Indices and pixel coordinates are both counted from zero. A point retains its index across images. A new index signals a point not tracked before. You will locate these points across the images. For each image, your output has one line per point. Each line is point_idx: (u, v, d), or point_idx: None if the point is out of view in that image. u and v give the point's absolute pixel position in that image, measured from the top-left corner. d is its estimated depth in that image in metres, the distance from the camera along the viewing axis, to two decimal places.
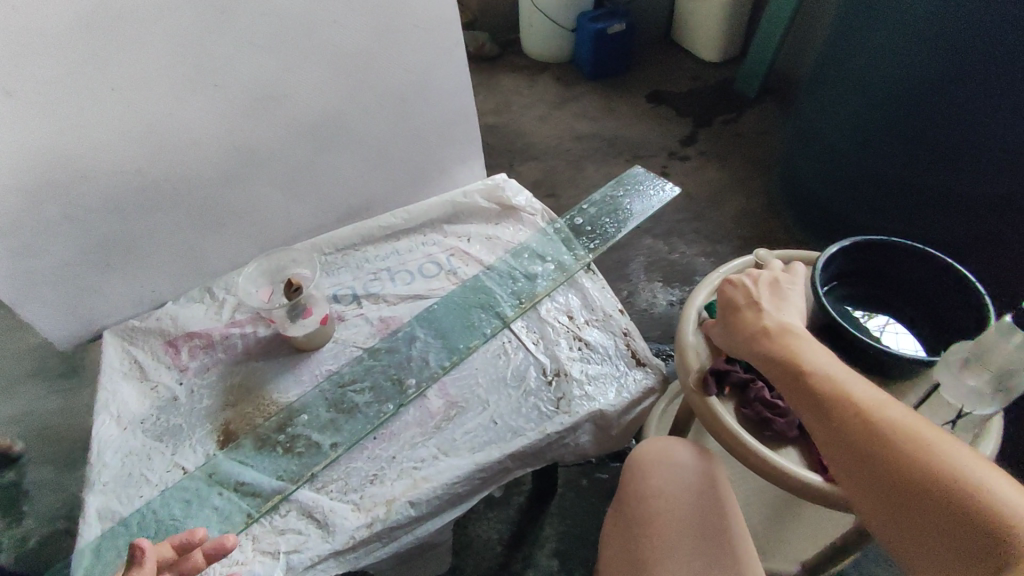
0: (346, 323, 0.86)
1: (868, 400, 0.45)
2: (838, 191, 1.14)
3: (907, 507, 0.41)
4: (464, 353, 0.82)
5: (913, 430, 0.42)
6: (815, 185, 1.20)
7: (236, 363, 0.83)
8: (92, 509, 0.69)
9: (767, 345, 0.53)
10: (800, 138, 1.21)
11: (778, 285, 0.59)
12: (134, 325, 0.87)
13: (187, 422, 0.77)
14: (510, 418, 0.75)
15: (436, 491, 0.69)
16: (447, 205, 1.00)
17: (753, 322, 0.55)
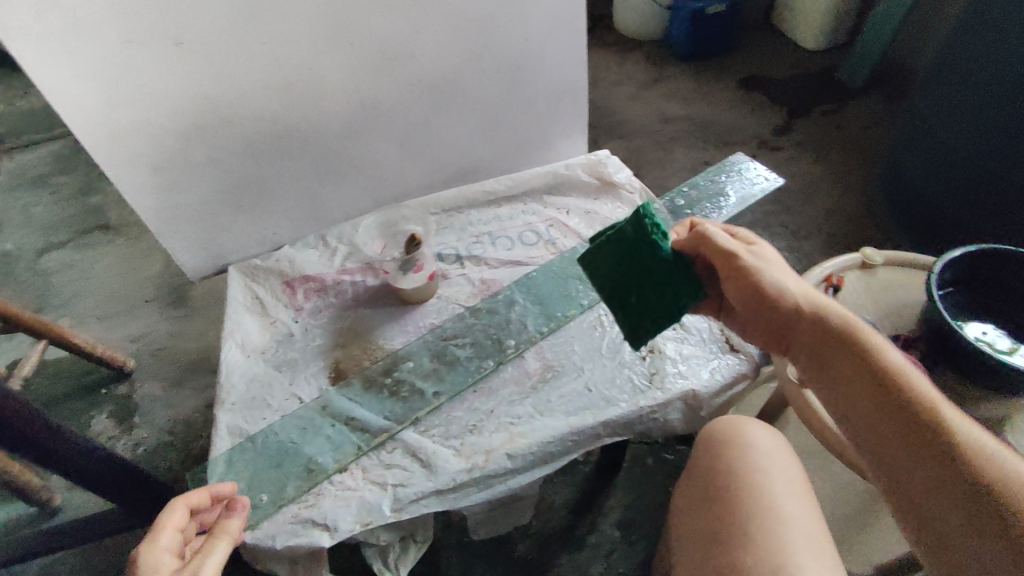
0: (450, 281, 0.90)
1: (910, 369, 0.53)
2: (944, 194, 1.10)
3: (965, 470, 0.46)
4: (562, 321, 0.85)
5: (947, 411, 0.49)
6: (920, 187, 1.15)
7: (345, 309, 0.89)
8: (223, 423, 0.76)
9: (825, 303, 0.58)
10: (908, 135, 1.16)
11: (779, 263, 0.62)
12: (255, 264, 0.93)
13: (303, 357, 0.84)
14: (604, 387, 0.79)
15: (532, 447, 0.73)
16: (549, 175, 1.01)
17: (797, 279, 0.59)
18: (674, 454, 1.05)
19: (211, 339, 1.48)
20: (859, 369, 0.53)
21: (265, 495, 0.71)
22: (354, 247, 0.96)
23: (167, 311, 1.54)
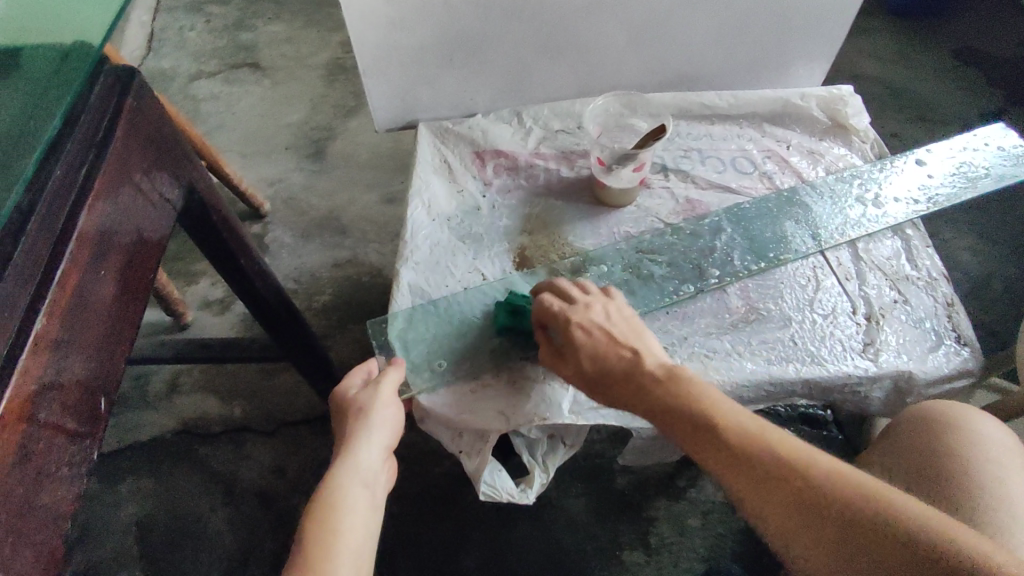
0: (652, 192, 0.83)
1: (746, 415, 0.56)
2: None
3: (853, 517, 0.47)
4: (771, 263, 0.76)
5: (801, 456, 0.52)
6: None
7: (536, 194, 0.84)
8: (405, 280, 0.74)
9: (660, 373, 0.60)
10: None
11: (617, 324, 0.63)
12: (447, 126, 0.88)
13: (488, 234, 0.80)
14: (810, 343, 0.69)
15: (725, 385, 0.66)
16: (778, 102, 0.90)
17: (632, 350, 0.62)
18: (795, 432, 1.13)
19: (341, 200, 1.47)
20: (714, 444, 0.54)
21: (439, 359, 0.68)
22: (549, 132, 0.89)
23: (304, 163, 1.53)
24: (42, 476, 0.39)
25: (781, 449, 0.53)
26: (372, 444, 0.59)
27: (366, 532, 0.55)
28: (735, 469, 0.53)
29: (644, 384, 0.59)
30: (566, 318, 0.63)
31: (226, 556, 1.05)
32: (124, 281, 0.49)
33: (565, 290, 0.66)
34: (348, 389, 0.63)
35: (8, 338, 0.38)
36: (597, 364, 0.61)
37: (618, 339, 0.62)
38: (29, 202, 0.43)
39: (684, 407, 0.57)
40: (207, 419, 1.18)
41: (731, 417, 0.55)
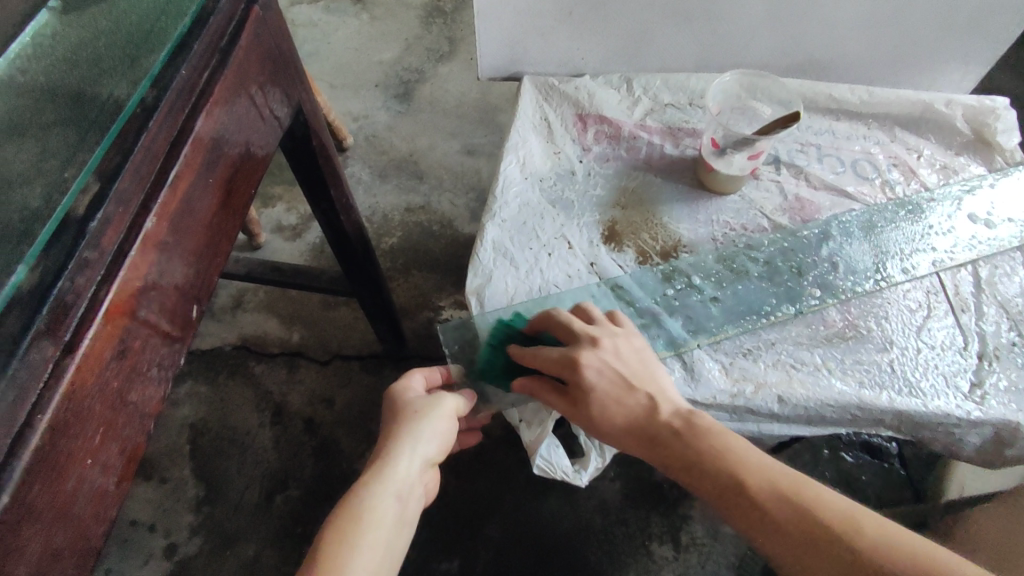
0: (760, 183, 0.78)
1: (771, 464, 0.51)
2: None
3: None
4: (878, 282, 0.70)
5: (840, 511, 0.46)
6: None
7: (635, 167, 0.80)
8: (490, 236, 0.72)
9: (672, 417, 0.55)
10: None
11: (622, 360, 0.59)
12: (553, 84, 0.84)
13: (579, 202, 0.77)
14: (910, 372, 0.64)
15: (810, 402, 0.62)
16: (916, 106, 0.82)
17: (641, 392, 0.57)
18: (855, 458, 1.08)
19: (421, 145, 1.45)
20: (738, 499, 0.50)
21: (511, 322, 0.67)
22: (658, 105, 0.84)
23: (390, 102, 1.52)
24: (134, 374, 0.40)
25: (816, 507, 0.47)
26: (417, 454, 0.53)
27: (393, 550, 0.48)
28: (768, 534, 0.48)
29: (660, 438, 0.54)
30: (569, 360, 0.58)
31: (269, 470, 1.09)
32: (227, 193, 0.48)
33: (565, 322, 0.61)
34: (408, 389, 0.59)
35: (120, 233, 0.38)
36: (607, 413, 0.56)
37: (627, 382, 0.57)
38: (153, 98, 0.42)
39: (707, 467, 0.52)
40: (266, 339, 1.22)
41: (755, 474, 0.50)
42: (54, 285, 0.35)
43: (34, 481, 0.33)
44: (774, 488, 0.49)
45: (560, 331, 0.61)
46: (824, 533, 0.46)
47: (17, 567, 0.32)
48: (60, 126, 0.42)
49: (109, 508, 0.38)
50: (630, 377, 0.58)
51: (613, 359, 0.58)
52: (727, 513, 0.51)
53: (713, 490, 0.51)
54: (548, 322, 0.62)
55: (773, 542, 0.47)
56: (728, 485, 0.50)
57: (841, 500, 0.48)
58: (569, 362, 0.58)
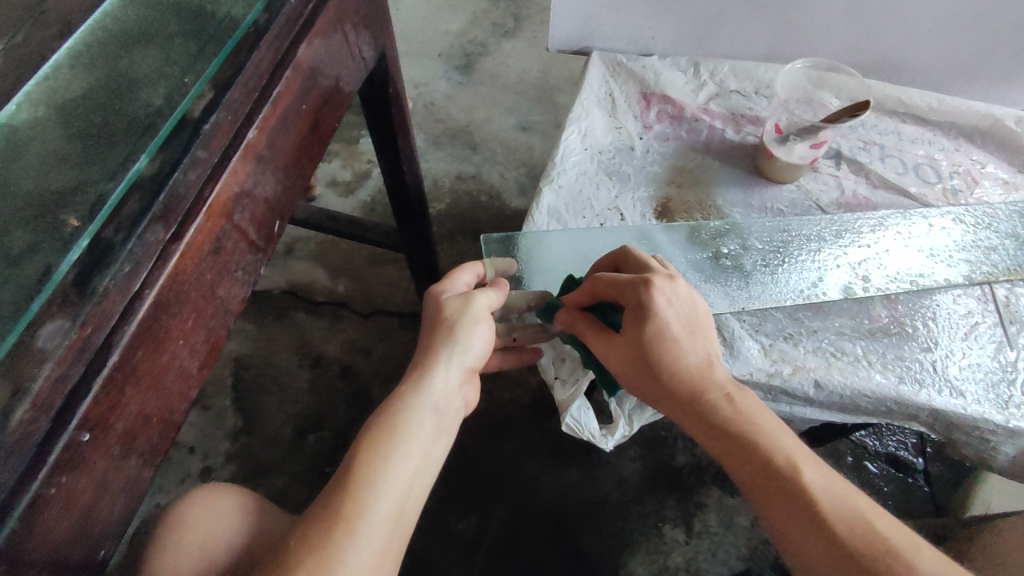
0: (818, 176, 0.79)
1: (819, 462, 0.51)
2: None
3: None
4: (929, 285, 0.70)
5: (882, 527, 0.47)
6: None
7: (694, 149, 0.81)
8: (546, 200, 0.74)
9: (725, 383, 0.55)
10: None
11: (690, 309, 0.56)
12: (621, 61, 0.85)
13: (635, 176, 0.78)
14: (952, 375, 0.64)
15: (847, 390, 0.62)
16: (986, 119, 0.81)
17: (705, 344, 0.56)
18: (880, 469, 1.07)
19: (478, 117, 1.48)
20: (779, 482, 0.50)
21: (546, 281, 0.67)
22: (723, 91, 0.84)
23: (451, 72, 1.54)
24: (224, 271, 0.43)
25: (866, 519, 0.47)
26: (452, 368, 0.54)
27: (430, 457, 0.50)
28: (799, 523, 0.48)
29: (712, 403, 0.54)
30: (643, 283, 0.55)
31: (304, 409, 1.14)
32: (316, 122, 0.52)
33: (642, 260, 0.60)
34: (444, 295, 0.59)
35: (225, 139, 0.42)
36: (662, 352, 0.55)
37: (692, 330, 0.56)
38: (265, 22, 0.45)
39: (760, 444, 0.51)
40: (312, 287, 1.26)
41: (809, 467, 0.50)
42: (170, 177, 0.39)
43: (139, 346, 0.36)
44: (816, 484, 0.49)
45: (632, 268, 0.60)
46: (872, 547, 0.46)
47: (118, 421, 0.36)
48: (182, 39, 0.46)
49: (190, 389, 0.42)
50: (698, 329, 0.56)
51: (684, 311, 0.56)
52: (760, 492, 0.51)
53: (756, 463, 0.51)
54: (624, 258, 0.61)
55: (805, 532, 0.48)
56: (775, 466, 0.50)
57: (890, 518, 0.48)
58: (637, 288, 0.56)
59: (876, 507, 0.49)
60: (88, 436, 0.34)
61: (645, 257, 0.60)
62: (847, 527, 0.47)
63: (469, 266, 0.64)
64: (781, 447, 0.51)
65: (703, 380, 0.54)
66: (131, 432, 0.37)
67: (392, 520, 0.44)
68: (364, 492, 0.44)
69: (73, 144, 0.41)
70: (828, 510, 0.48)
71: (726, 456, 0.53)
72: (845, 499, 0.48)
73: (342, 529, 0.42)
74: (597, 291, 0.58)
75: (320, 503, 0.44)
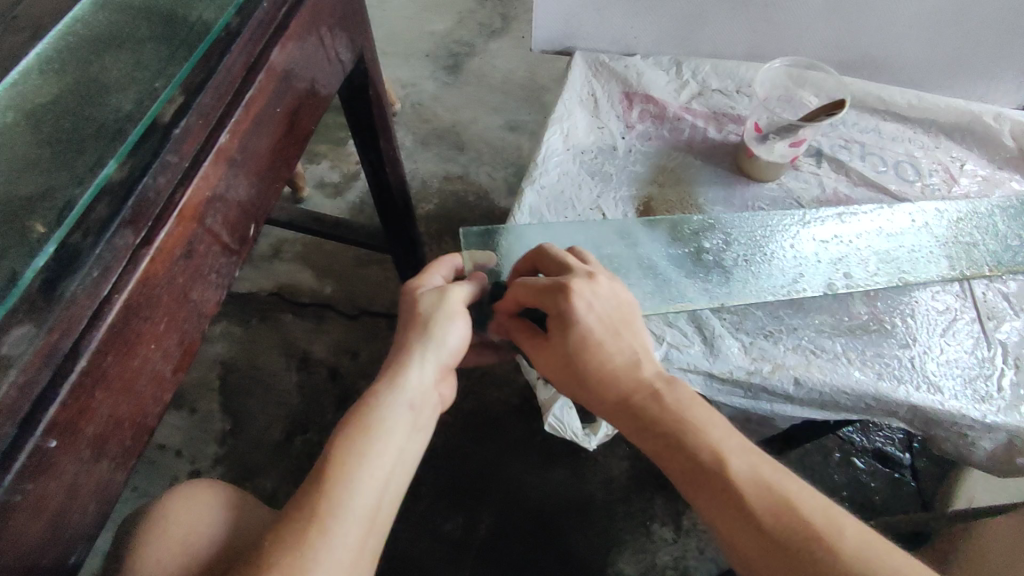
0: (799, 175, 0.79)
1: (749, 450, 0.49)
2: None
3: None
4: (908, 281, 0.70)
5: (814, 513, 0.43)
6: None
7: (675, 148, 0.81)
8: (527, 200, 0.74)
9: (650, 378, 0.54)
10: None
11: (609, 307, 0.56)
12: (603, 61, 0.86)
13: (617, 176, 0.79)
14: (931, 371, 0.64)
15: (826, 387, 0.63)
16: (965, 116, 0.81)
17: (630, 342, 0.56)
18: (866, 466, 1.08)
19: (466, 117, 1.48)
20: (706, 478, 0.47)
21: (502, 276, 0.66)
22: (705, 90, 0.85)
23: (439, 73, 1.54)
24: (198, 275, 0.44)
25: (797, 505, 0.44)
26: (426, 365, 0.54)
27: (406, 455, 0.50)
28: (727, 516, 0.45)
29: (639, 402, 0.53)
30: (558, 286, 0.55)
31: (291, 412, 1.14)
32: (292, 125, 0.52)
33: (557, 257, 0.59)
34: (420, 289, 0.59)
35: (197, 144, 0.42)
36: (587, 356, 0.55)
37: (614, 330, 0.55)
38: (237, 25, 0.45)
39: (685, 439, 0.49)
40: (299, 289, 1.26)
41: (737, 458, 0.48)
42: (139, 181, 0.39)
43: (108, 351, 0.36)
44: (743, 474, 0.46)
45: (551, 267, 0.60)
46: (799, 534, 0.42)
47: (88, 425, 0.36)
48: (155, 43, 0.46)
49: (164, 392, 0.42)
50: (622, 327, 0.56)
51: (603, 311, 0.55)
52: (690, 490, 0.49)
53: (682, 457, 0.49)
54: (539, 258, 0.61)
55: (736, 527, 0.45)
56: (699, 462, 0.48)
57: (826, 502, 0.45)
58: (553, 293, 0.55)
59: (813, 492, 0.46)
60: (55, 441, 0.33)
61: (563, 255, 0.60)
62: (772, 515, 0.44)
63: (446, 261, 0.64)
64: (706, 441, 0.49)
65: (625, 380, 0.54)
66: (102, 435, 0.37)
67: (368, 517, 0.44)
68: (337, 492, 0.44)
69: (42, 149, 0.41)
70: (754, 498, 0.45)
71: (658, 456, 0.51)
72: (773, 485, 0.46)
73: (317, 528, 0.42)
74: (519, 300, 0.58)
75: (294, 503, 0.44)
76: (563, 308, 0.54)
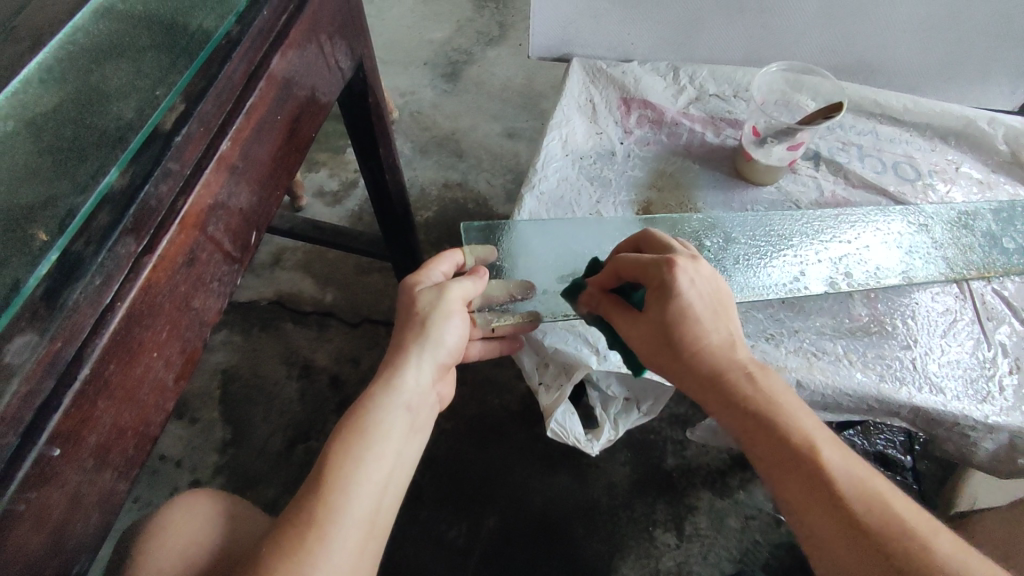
0: (797, 178, 0.79)
1: (837, 446, 0.48)
2: None
3: None
4: (907, 282, 0.71)
5: (906, 514, 0.43)
6: None
7: (674, 153, 0.82)
8: (527, 205, 0.74)
9: (743, 362, 0.53)
10: None
11: (714, 291, 0.55)
12: (601, 67, 0.86)
13: (617, 181, 0.79)
14: (933, 372, 0.64)
15: (829, 389, 0.63)
16: (961, 119, 0.82)
17: (728, 326, 0.55)
18: None
19: (464, 125, 1.48)
20: (799, 462, 0.47)
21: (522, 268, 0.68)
22: (703, 95, 0.85)
23: (437, 81, 1.55)
24: (199, 283, 0.44)
25: (891, 504, 0.44)
26: (423, 366, 0.55)
27: (404, 457, 0.50)
28: (818, 503, 0.45)
29: (732, 381, 0.52)
30: (665, 260, 0.54)
31: (292, 420, 1.13)
32: (292, 133, 0.52)
33: (665, 242, 0.60)
34: (418, 285, 0.59)
35: (198, 152, 0.42)
36: (683, 330, 0.54)
37: (715, 311, 0.55)
38: (237, 33, 0.45)
39: (780, 422, 0.49)
40: (300, 297, 1.26)
41: (830, 450, 0.47)
42: (141, 189, 0.39)
43: (110, 359, 0.36)
44: (836, 466, 0.46)
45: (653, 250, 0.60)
46: (892, 532, 0.42)
47: (91, 434, 0.36)
48: (156, 52, 0.46)
49: (167, 401, 0.42)
50: (721, 311, 0.55)
51: (705, 292, 0.55)
52: (775, 475, 0.48)
53: (773, 439, 0.48)
54: (644, 238, 0.61)
55: (824, 516, 0.44)
56: (793, 445, 0.47)
57: (914, 508, 0.45)
58: (658, 266, 0.55)
59: (899, 493, 0.45)
60: (58, 450, 0.33)
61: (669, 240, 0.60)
62: (865, 509, 0.44)
63: (446, 256, 0.64)
64: (799, 429, 0.48)
65: (722, 359, 0.53)
66: (105, 444, 0.37)
67: (368, 521, 0.44)
68: (336, 496, 0.44)
69: (44, 158, 0.41)
70: (846, 491, 0.45)
71: (743, 436, 0.51)
72: (865, 482, 0.45)
73: (316, 532, 0.42)
74: (619, 271, 0.58)
75: (293, 508, 0.44)
76: (670, 280, 0.53)
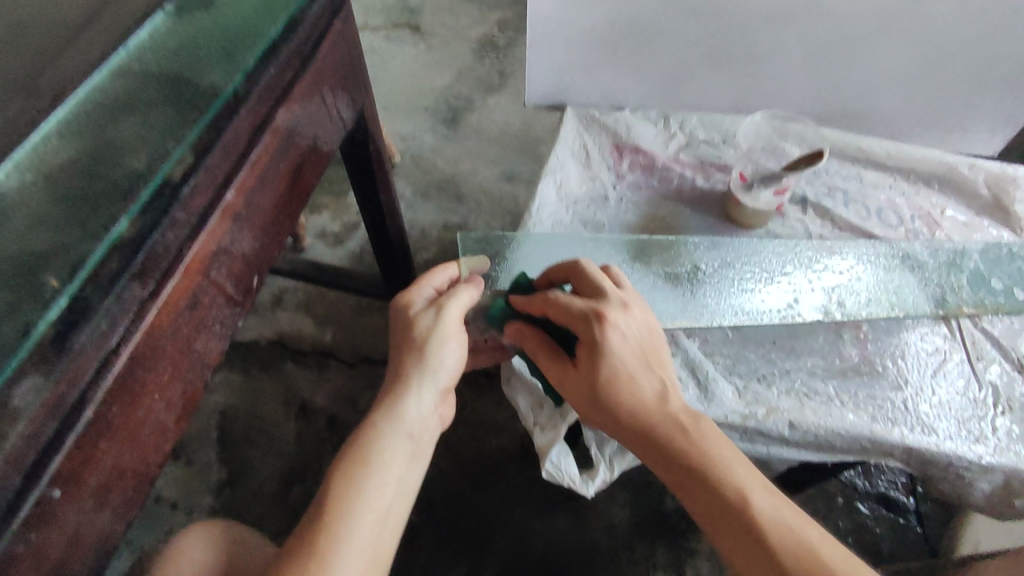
0: (786, 221, 0.82)
1: (770, 490, 0.51)
2: None
3: None
4: (894, 322, 0.72)
5: (834, 557, 0.46)
6: None
7: (665, 197, 0.84)
8: None
9: (676, 409, 0.55)
10: None
11: (644, 340, 0.57)
12: (594, 115, 0.89)
13: (609, 224, 0.81)
14: (924, 412, 0.65)
15: (821, 430, 0.63)
16: (942, 164, 0.85)
17: (659, 373, 0.57)
18: (871, 511, 1.06)
19: (464, 168, 1.52)
20: (729, 514, 0.49)
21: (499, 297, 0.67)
22: (692, 141, 0.88)
23: (437, 126, 1.60)
24: (201, 326, 0.45)
25: (818, 551, 0.46)
26: (421, 392, 0.55)
27: (404, 487, 0.50)
28: (748, 554, 0.47)
29: (662, 433, 0.54)
30: (595, 314, 0.56)
31: (289, 461, 1.13)
32: (294, 181, 0.54)
33: (594, 280, 0.60)
34: (413, 305, 0.60)
35: (204, 201, 0.44)
36: (615, 386, 0.55)
37: (647, 360, 0.57)
38: (245, 90, 0.48)
39: (711, 472, 0.51)
40: (299, 337, 1.27)
41: (760, 496, 0.50)
42: (149, 238, 0.41)
43: (113, 401, 0.37)
44: (766, 513, 0.48)
45: (582, 286, 0.61)
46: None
47: (92, 476, 0.36)
48: (168, 107, 0.48)
49: (166, 442, 0.43)
50: (652, 358, 0.57)
51: (634, 343, 0.57)
52: (710, 526, 0.50)
53: (706, 490, 0.50)
54: (574, 274, 0.62)
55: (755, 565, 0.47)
56: (723, 496, 0.50)
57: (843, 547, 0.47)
58: (588, 318, 0.56)
59: (827, 534, 0.48)
60: (59, 491, 0.34)
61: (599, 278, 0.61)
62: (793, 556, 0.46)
63: (440, 270, 0.64)
64: (731, 478, 0.50)
65: (656, 410, 0.54)
66: (104, 485, 0.38)
67: (370, 552, 0.45)
68: (338, 526, 0.44)
69: (57, 208, 0.43)
70: (778, 539, 0.47)
71: (677, 487, 0.53)
72: (795, 529, 0.47)
73: (317, 561, 0.42)
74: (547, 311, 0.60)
75: (295, 541, 0.44)
76: (598, 335, 0.55)
